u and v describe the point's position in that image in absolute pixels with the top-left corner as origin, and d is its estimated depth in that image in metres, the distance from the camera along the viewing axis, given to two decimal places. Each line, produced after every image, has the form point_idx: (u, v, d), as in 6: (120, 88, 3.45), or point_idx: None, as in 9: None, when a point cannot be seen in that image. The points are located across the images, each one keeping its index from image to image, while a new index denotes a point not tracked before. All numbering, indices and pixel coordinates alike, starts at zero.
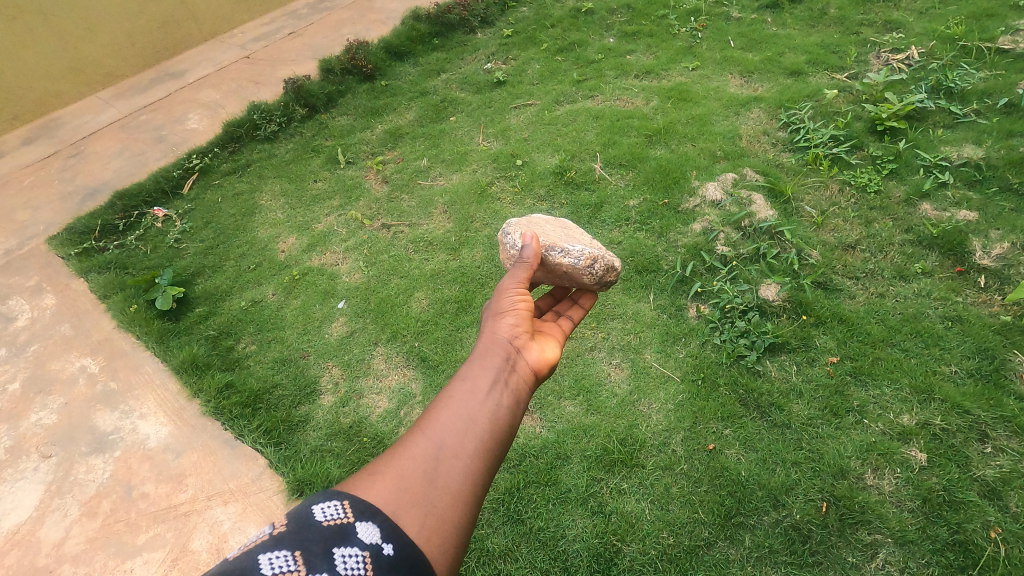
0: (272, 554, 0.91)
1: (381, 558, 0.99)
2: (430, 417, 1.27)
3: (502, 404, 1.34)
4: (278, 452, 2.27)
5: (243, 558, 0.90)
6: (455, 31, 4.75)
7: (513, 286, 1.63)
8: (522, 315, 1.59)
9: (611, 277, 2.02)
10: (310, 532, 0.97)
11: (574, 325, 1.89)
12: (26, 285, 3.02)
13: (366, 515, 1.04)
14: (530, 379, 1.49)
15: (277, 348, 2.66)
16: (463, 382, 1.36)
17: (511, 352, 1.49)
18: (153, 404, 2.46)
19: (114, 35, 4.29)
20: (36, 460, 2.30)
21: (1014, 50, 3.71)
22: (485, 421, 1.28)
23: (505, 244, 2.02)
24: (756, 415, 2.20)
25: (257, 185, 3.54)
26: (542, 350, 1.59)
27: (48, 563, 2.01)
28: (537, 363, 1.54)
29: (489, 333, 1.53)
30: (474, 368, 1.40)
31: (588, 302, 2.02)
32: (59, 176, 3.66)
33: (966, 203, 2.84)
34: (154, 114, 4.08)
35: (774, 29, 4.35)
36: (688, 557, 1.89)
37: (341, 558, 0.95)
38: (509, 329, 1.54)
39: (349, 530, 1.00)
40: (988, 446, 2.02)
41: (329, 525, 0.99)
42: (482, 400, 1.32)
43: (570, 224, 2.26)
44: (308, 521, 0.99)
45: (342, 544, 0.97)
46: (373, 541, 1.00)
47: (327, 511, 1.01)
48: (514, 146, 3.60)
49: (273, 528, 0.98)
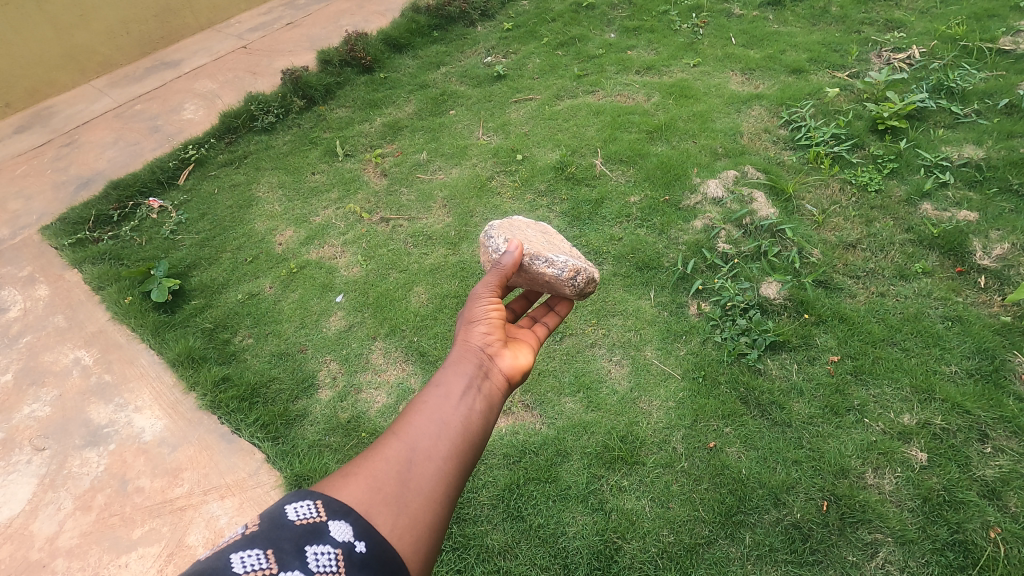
0: (244, 553, 0.91)
1: (353, 555, 0.98)
2: (404, 421, 1.26)
3: (475, 409, 1.34)
4: (276, 447, 2.25)
5: (215, 558, 0.89)
6: (455, 24, 4.71)
7: (489, 292, 1.60)
8: (495, 323, 1.57)
9: (591, 288, 2.02)
10: (282, 531, 0.96)
11: (549, 330, 1.85)
12: (19, 275, 2.98)
13: (339, 513, 1.03)
14: (502, 386, 1.48)
15: (274, 341, 2.64)
16: (436, 387, 1.35)
17: (484, 360, 1.48)
18: (148, 397, 2.43)
19: (109, 23, 4.23)
20: (29, 453, 2.27)
21: (1015, 51, 3.71)
22: (458, 425, 1.28)
23: (488, 247, 1.99)
24: (757, 413, 2.20)
25: (254, 177, 3.50)
26: (516, 357, 1.57)
27: (41, 558, 1.98)
28: (511, 369, 1.52)
29: (462, 340, 1.52)
30: (447, 373, 1.39)
31: (565, 309, 1.96)
32: (53, 165, 3.60)
33: (967, 203, 2.84)
34: (150, 104, 4.03)
35: (776, 26, 4.33)
36: (689, 555, 1.88)
37: (313, 555, 0.94)
38: (482, 336, 1.53)
39: (322, 529, 0.99)
40: (988, 446, 2.02)
41: (301, 524, 0.98)
42: (455, 405, 1.31)
43: (550, 231, 2.23)
44: (280, 521, 0.98)
45: (315, 542, 0.97)
46: (346, 539, 1.00)
47: (300, 510, 1.01)
48: (514, 140, 3.57)
49: (247, 528, 0.97)
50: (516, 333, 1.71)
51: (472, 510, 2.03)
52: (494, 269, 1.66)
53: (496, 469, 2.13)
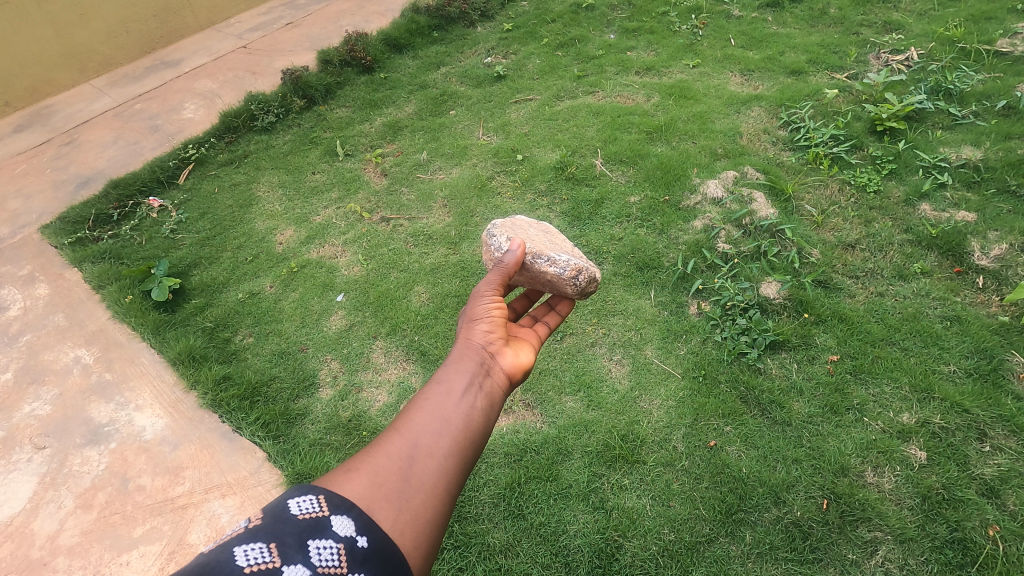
0: (248, 546, 0.91)
1: (355, 550, 0.98)
2: (405, 417, 1.26)
3: (476, 406, 1.34)
4: (277, 446, 2.25)
5: (219, 551, 0.89)
6: (455, 25, 4.72)
7: (491, 291, 1.61)
8: (497, 322, 1.57)
9: (592, 288, 2.02)
10: (285, 525, 0.96)
11: (549, 330, 1.85)
12: (19, 274, 2.97)
13: (342, 508, 1.04)
14: (504, 384, 1.48)
15: (275, 340, 2.64)
16: (438, 384, 1.35)
17: (486, 358, 1.48)
18: (149, 396, 2.43)
19: (108, 22, 4.22)
20: (29, 452, 2.27)
21: (1013, 53, 3.73)
22: (459, 423, 1.28)
23: (490, 246, 2.00)
24: (757, 412, 2.21)
25: (254, 176, 3.50)
26: (517, 355, 1.57)
27: (42, 556, 1.98)
28: (512, 368, 1.53)
29: (464, 338, 1.52)
30: (449, 370, 1.39)
31: (566, 309, 1.95)
32: (53, 164, 3.60)
33: (965, 204, 2.86)
34: (149, 103, 4.03)
35: (774, 28, 4.35)
36: (690, 553, 1.89)
37: (316, 549, 0.94)
38: (484, 334, 1.53)
39: (324, 523, 0.99)
40: (986, 445, 2.03)
41: (304, 518, 0.99)
42: (456, 402, 1.32)
43: (552, 230, 2.23)
44: (283, 515, 0.98)
45: (317, 536, 0.96)
46: (347, 534, 1.00)
47: (302, 505, 1.01)
48: (515, 140, 3.58)
49: (250, 522, 0.97)
50: (518, 332, 1.72)
51: (473, 509, 2.04)
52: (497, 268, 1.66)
53: (496, 468, 2.13)
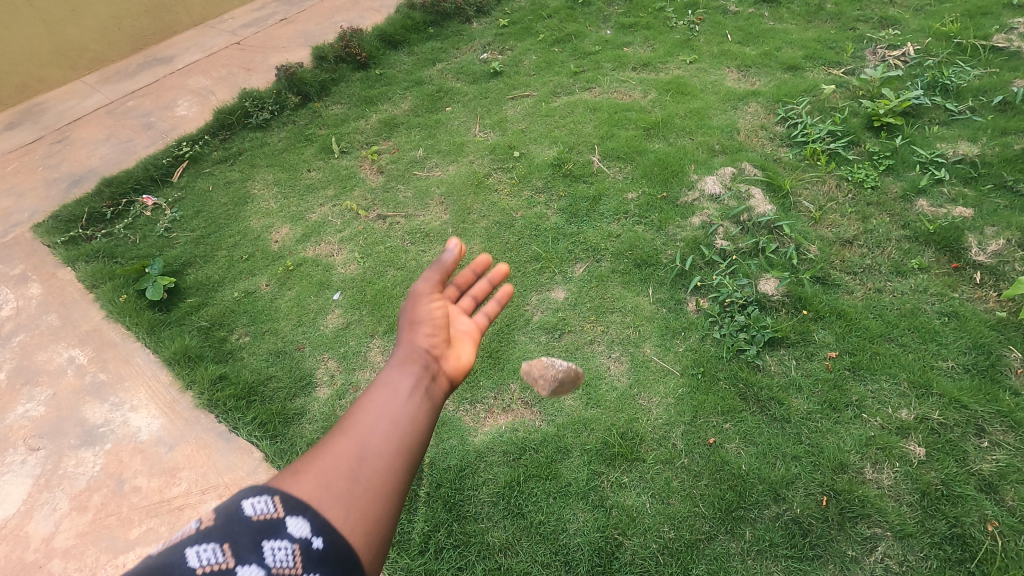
0: (199, 548, 0.89)
1: (311, 550, 0.96)
2: (350, 420, 1.20)
3: (422, 408, 1.27)
4: (274, 446, 2.23)
5: (168, 554, 0.87)
6: (450, 21, 4.69)
7: (432, 290, 1.50)
8: (440, 320, 1.47)
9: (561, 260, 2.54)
10: (237, 526, 0.94)
11: (488, 319, 1.70)
12: (11, 274, 2.94)
13: (289, 511, 0.99)
14: (449, 386, 1.39)
15: (271, 339, 2.62)
16: (383, 383, 1.29)
17: (430, 357, 1.39)
18: (144, 396, 2.40)
19: (99, 19, 4.17)
20: (24, 453, 2.24)
21: (1009, 48, 3.73)
22: (404, 424, 1.22)
23: None
24: (756, 409, 2.20)
25: (248, 174, 3.48)
26: (460, 354, 1.47)
27: (36, 559, 1.96)
28: (457, 369, 1.43)
29: (407, 337, 1.41)
30: (393, 372, 1.31)
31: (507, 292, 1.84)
32: (45, 162, 3.56)
33: (962, 200, 2.86)
34: (143, 100, 3.99)
35: (771, 23, 4.34)
36: (690, 550, 1.89)
37: (271, 550, 0.92)
38: (427, 335, 1.43)
39: (277, 524, 0.96)
40: (985, 441, 2.04)
41: (258, 519, 0.96)
42: (402, 403, 1.25)
43: None
44: (236, 514, 0.95)
45: (271, 537, 0.94)
46: (302, 534, 0.97)
47: (256, 505, 0.98)
48: (511, 137, 3.56)
49: (201, 523, 0.95)
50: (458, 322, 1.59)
51: (472, 508, 2.03)
52: (435, 263, 1.53)
53: (495, 467, 2.13)
